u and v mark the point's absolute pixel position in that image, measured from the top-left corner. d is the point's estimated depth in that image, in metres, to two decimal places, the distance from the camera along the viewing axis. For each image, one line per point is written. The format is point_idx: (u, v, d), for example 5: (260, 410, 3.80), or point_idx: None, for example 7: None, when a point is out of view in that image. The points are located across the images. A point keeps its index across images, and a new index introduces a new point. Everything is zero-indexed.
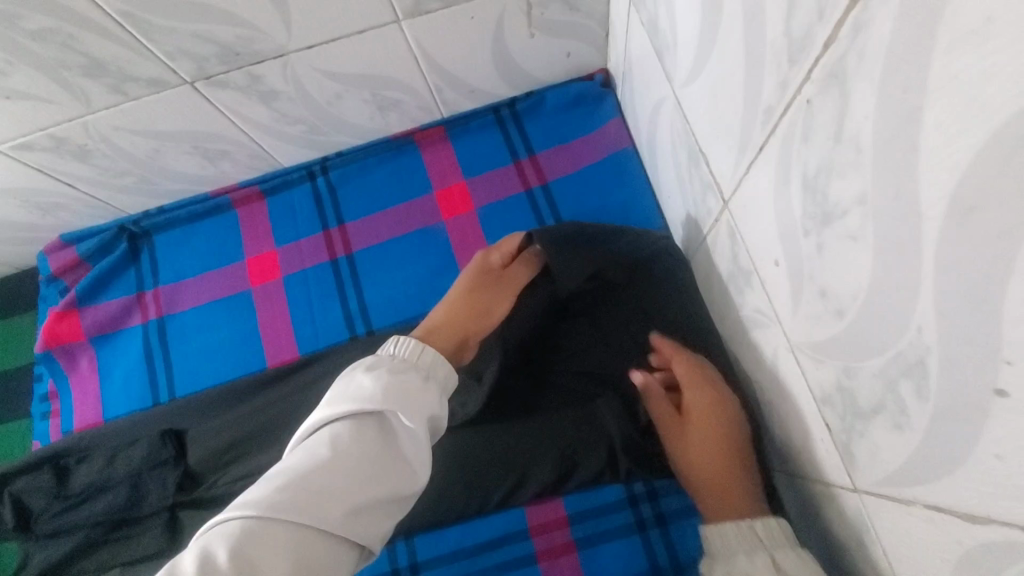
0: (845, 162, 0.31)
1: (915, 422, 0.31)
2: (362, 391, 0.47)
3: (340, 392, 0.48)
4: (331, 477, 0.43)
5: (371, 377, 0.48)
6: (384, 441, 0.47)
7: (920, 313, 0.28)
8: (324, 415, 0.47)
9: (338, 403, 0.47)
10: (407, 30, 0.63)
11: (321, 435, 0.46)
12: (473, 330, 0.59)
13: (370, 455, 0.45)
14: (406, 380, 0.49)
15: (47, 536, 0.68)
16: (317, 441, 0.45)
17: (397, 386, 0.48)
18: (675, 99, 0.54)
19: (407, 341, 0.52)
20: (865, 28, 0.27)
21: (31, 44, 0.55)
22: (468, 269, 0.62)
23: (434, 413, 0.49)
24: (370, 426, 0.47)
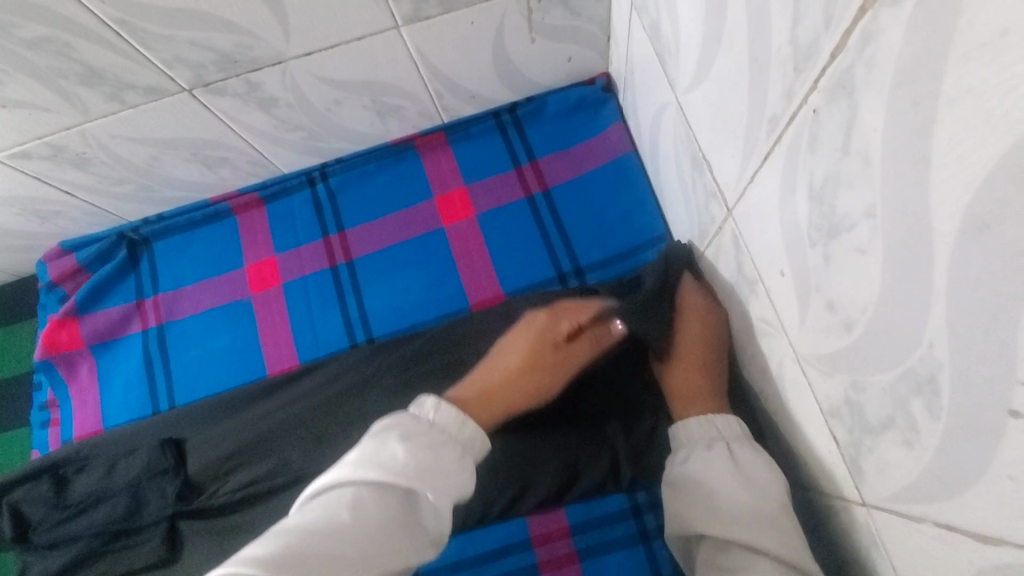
0: (853, 174, 0.30)
1: (925, 438, 0.31)
2: (393, 462, 0.44)
3: (370, 453, 0.45)
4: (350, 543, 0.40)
5: (407, 450, 0.45)
6: (405, 513, 0.44)
7: (931, 329, 0.28)
8: (350, 475, 0.44)
9: (363, 465, 0.44)
10: (407, 37, 0.62)
11: (340, 499, 0.43)
12: (525, 410, 0.56)
13: (391, 525, 0.43)
14: (441, 454, 0.46)
15: (46, 546, 0.67)
16: (334, 503, 0.43)
17: (433, 462, 0.45)
18: (678, 104, 0.53)
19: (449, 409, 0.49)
20: (874, 38, 0.26)
21: (27, 53, 0.55)
22: (530, 335, 0.58)
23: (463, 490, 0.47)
24: (396, 496, 0.44)
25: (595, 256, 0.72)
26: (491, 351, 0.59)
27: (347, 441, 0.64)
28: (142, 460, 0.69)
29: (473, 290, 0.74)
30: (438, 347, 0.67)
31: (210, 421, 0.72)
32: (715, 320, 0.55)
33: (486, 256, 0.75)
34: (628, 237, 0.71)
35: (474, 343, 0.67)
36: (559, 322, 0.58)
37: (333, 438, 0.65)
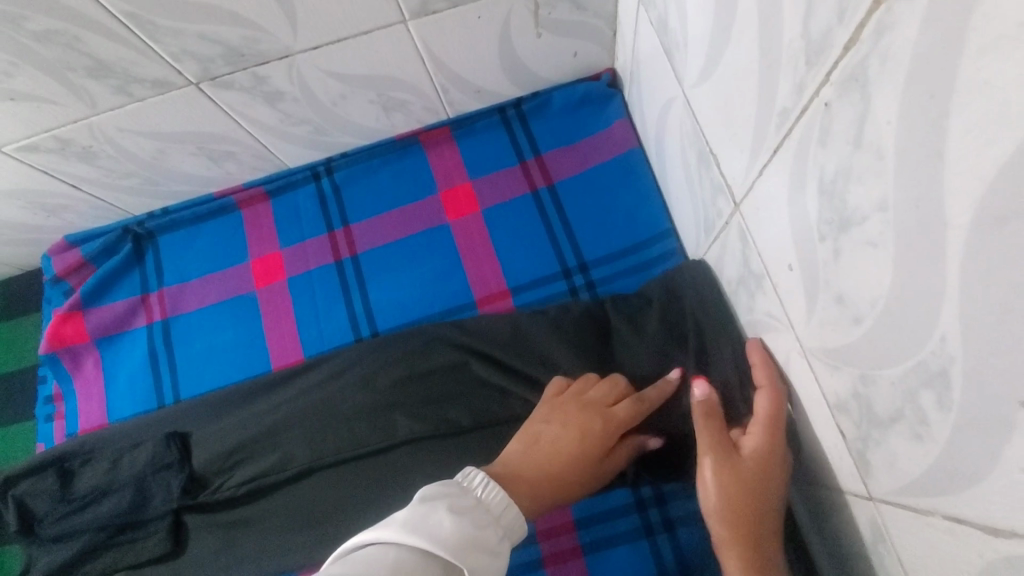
0: (865, 167, 0.30)
1: (935, 432, 0.31)
2: (438, 532, 0.41)
3: (416, 519, 0.42)
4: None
5: (453, 524, 0.42)
6: None
7: (943, 321, 0.28)
8: (395, 536, 0.41)
9: (409, 528, 0.41)
10: (414, 31, 0.62)
11: (383, 558, 0.40)
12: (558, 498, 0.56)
13: None
14: (483, 536, 0.43)
15: (51, 539, 0.68)
16: (377, 561, 0.39)
17: (474, 539, 0.42)
18: (686, 99, 0.53)
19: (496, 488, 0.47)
20: (889, 30, 0.26)
21: (34, 45, 0.55)
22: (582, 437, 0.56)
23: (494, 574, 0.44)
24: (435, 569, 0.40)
25: (601, 253, 0.72)
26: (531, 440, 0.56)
27: (349, 434, 0.65)
28: (147, 453, 0.69)
29: (478, 285, 0.75)
30: (439, 338, 0.68)
31: (214, 414, 0.72)
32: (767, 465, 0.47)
33: (491, 252, 0.75)
34: (633, 234, 0.71)
35: (477, 333, 0.67)
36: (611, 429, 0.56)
37: (336, 431, 0.65)
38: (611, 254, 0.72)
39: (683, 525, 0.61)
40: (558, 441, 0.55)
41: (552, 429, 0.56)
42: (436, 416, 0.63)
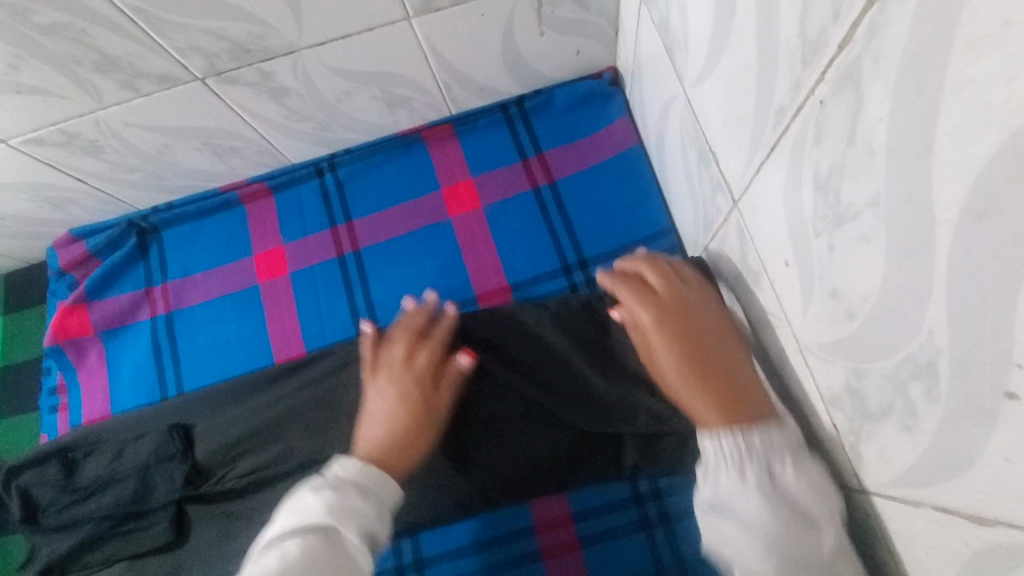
0: (858, 164, 0.31)
1: (923, 423, 0.32)
2: (306, 509, 0.51)
3: (291, 508, 0.52)
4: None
5: (316, 498, 0.52)
6: (330, 550, 0.49)
7: (931, 315, 0.28)
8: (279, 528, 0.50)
9: (287, 516, 0.51)
10: (418, 28, 0.63)
11: (269, 549, 0.49)
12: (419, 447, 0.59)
13: (317, 561, 0.47)
14: (347, 497, 0.52)
15: (54, 529, 0.70)
16: (266, 554, 0.48)
17: (339, 499, 0.52)
18: (685, 98, 0.54)
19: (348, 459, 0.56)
20: (881, 30, 0.26)
21: (42, 39, 0.55)
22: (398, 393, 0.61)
23: (374, 528, 0.52)
24: (315, 535, 0.49)
25: (601, 250, 0.73)
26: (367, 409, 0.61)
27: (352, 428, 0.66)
28: (151, 444, 0.70)
29: (479, 281, 0.75)
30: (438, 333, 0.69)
31: (218, 407, 0.73)
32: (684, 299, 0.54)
33: (492, 248, 0.76)
34: (632, 231, 0.72)
35: (479, 325, 0.68)
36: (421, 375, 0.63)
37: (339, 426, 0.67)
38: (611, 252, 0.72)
39: (679, 518, 0.62)
40: (382, 405, 0.61)
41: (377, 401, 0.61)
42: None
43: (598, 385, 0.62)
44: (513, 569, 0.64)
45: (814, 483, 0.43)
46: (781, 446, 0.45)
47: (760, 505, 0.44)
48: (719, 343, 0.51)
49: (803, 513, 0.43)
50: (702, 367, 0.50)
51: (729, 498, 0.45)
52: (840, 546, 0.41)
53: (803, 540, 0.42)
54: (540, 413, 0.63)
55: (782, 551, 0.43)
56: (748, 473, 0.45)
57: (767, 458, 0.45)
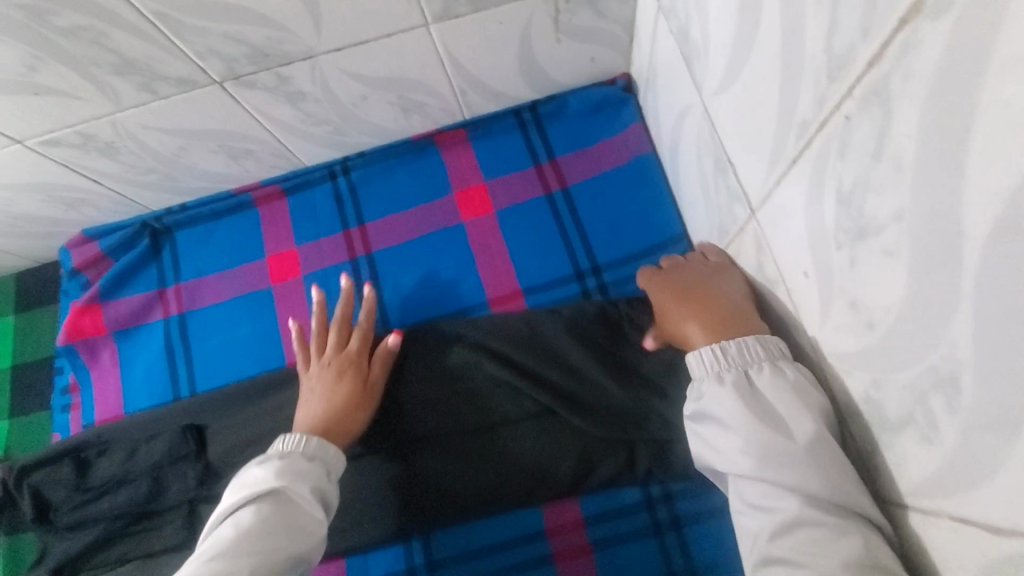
0: (883, 179, 0.31)
1: (944, 436, 0.32)
2: (254, 481, 0.55)
3: (239, 483, 0.56)
4: (236, 548, 0.49)
5: (262, 471, 0.55)
6: (284, 515, 0.53)
7: (956, 329, 0.29)
8: (230, 502, 0.54)
9: (236, 490, 0.55)
10: (435, 34, 0.63)
11: (224, 520, 0.53)
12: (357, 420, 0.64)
13: (272, 526, 0.52)
14: (295, 466, 0.56)
15: (68, 527, 0.71)
16: (223, 524, 0.52)
17: (286, 469, 0.55)
18: (703, 107, 0.54)
19: (290, 436, 0.59)
20: (912, 49, 0.27)
21: (63, 41, 0.56)
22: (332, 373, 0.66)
23: (323, 488, 0.56)
24: (266, 504, 0.53)
25: (613, 256, 0.74)
26: (305, 393, 0.66)
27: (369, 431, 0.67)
28: (163, 445, 0.71)
29: (491, 286, 0.76)
30: (453, 337, 0.69)
31: (230, 408, 0.73)
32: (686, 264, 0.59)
33: (504, 253, 0.77)
34: (645, 237, 0.73)
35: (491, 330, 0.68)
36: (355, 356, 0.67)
37: None
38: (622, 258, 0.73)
39: (691, 524, 0.62)
40: (319, 386, 0.65)
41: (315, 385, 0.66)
42: (450, 414, 0.65)
43: (610, 390, 0.62)
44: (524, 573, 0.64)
45: (788, 384, 0.43)
46: (760, 355, 0.46)
47: (737, 406, 0.44)
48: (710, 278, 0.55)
49: (780, 413, 0.43)
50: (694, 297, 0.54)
51: (710, 407, 0.46)
52: (819, 434, 0.41)
53: (781, 438, 0.42)
54: (553, 418, 0.64)
55: (764, 450, 0.42)
56: (726, 377, 0.46)
57: (744, 364, 0.46)
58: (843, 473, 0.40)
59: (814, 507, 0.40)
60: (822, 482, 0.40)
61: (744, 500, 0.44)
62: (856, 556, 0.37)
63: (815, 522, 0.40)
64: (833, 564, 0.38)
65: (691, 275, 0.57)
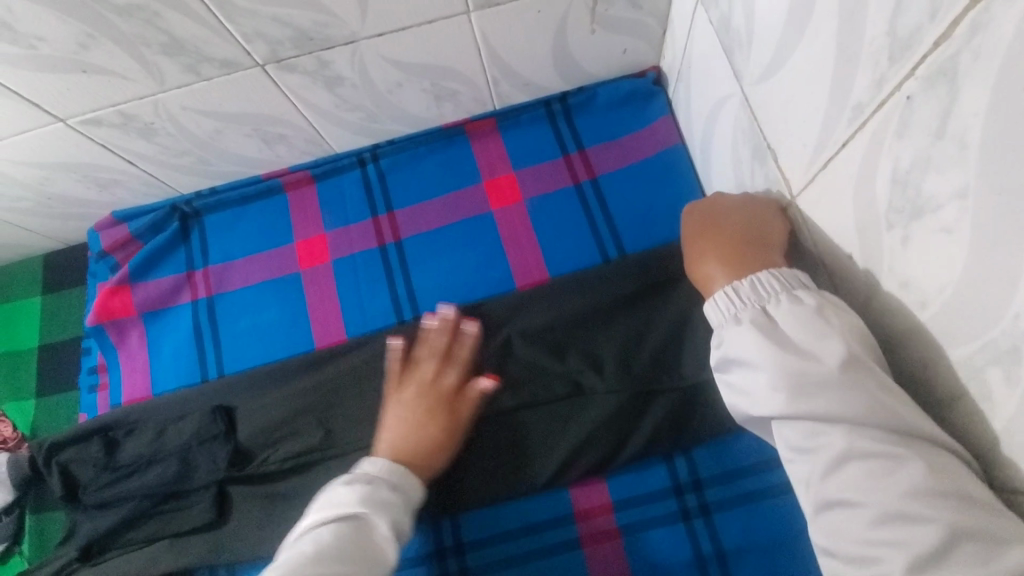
0: (946, 158, 0.32)
1: (1001, 407, 0.33)
2: (340, 501, 0.54)
3: (323, 501, 0.55)
4: (312, 567, 0.48)
5: (350, 492, 0.54)
6: (362, 542, 0.52)
7: (1019, 302, 0.30)
8: (313, 519, 0.53)
9: (321, 508, 0.54)
10: (475, 22, 0.64)
11: (304, 536, 0.52)
12: (439, 453, 0.62)
13: (348, 551, 0.50)
14: (381, 493, 0.55)
15: (96, 506, 0.72)
16: (302, 539, 0.52)
17: (373, 494, 0.54)
18: (742, 96, 0.55)
19: (380, 461, 0.58)
20: (984, 28, 0.28)
21: (115, 20, 0.56)
22: (424, 405, 0.63)
23: (401, 520, 0.55)
24: (347, 526, 0.52)
25: (642, 245, 0.74)
26: (389, 420, 0.63)
27: None
28: (192, 425, 0.72)
29: (519, 273, 0.76)
30: (480, 322, 0.71)
31: (258, 389, 0.74)
32: (715, 200, 0.56)
33: (533, 242, 0.77)
34: (673, 227, 0.74)
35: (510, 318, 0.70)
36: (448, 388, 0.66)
37: None
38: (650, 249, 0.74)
39: (719, 509, 0.63)
40: (409, 416, 0.63)
41: (406, 410, 0.63)
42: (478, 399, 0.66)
43: (637, 368, 0.64)
44: (551, 557, 0.65)
45: (808, 311, 0.41)
46: (776, 289, 0.44)
47: (759, 342, 0.42)
48: (731, 213, 0.52)
49: (802, 342, 0.41)
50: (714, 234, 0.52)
51: (733, 352, 0.43)
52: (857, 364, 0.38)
53: (810, 363, 0.40)
54: (581, 400, 0.65)
55: (795, 381, 0.40)
56: (743, 317, 0.44)
57: (760, 301, 0.44)
58: (889, 396, 0.37)
59: (863, 434, 0.38)
60: (869, 404, 0.37)
61: (785, 444, 0.41)
62: (922, 483, 0.35)
63: (873, 448, 0.37)
64: (892, 496, 0.36)
65: (714, 211, 0.54)
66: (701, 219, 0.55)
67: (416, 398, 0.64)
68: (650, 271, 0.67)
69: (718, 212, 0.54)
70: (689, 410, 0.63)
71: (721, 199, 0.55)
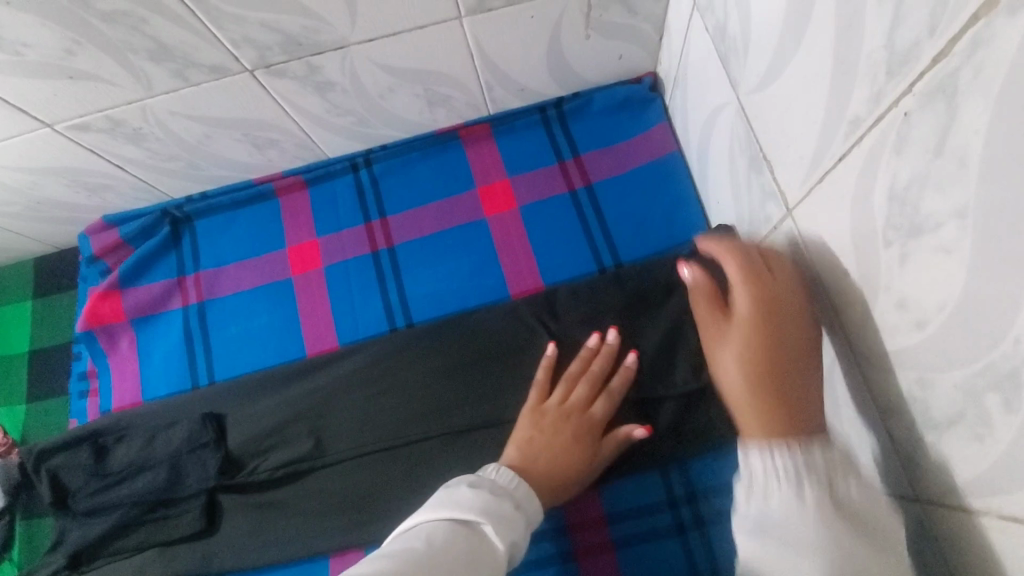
0: (945, 176, 0.31)
1: (998, 433, 0.31)
2: (462, 501, 0.51)
3: (444, 499, 0.52)
4: (432, 560, 0.45)
5: (474, 495, 0.52)
6: (478, 549, 0.48)
7: (1019, 326, 0.28)
8: (432, 515, 0.50)
9: (441, 505, 0.51)
10: (467, 26, 0.63)
11: (417, 530, 0.49)
12: (568, 484, 0.60)
13: (466, 555, 0.47)
14: (503, 504, 0.52)
15: (85, 514, 0.71)
16: (414, 534, 0.48)
17: (495, 504, 0.52)
18: (738, 105, 0.54)
19: (506, 471, 0.56)
20: (985, 44, 0.27)
21: (100, 26, 0.55)
22: (567, 437, 0.60)
23: (518, 541, 0.52)
24: (464, 530, 0.49)
25: (638, 253, 0.73)
26: (530, 439, 0.60)
27: (387, 424, 0.67)
28: (183, 433, 0.70)
29: (514, 282, 0.75)
30: (472, 330, 0.70)
31: (248, 397, 0.73)
32: (785, 305, 0.46)
33: (528, 249, 0.76)
34: (670, 236, 0.73)
35: (499, 328, 0.69)
36: (596, 420, 0.61)
37: (375, 423, 0.67)
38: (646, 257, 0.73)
39: (715, 523, 0.62)
40: (549, 444, 0.59)
41: (545, 437, 0.60)
42: (472, 410, 0.66)
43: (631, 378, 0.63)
44: (543, 570, 0.64)
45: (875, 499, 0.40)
46: (843, 468, 0.41)
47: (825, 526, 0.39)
48: (793, 347, 0.45)
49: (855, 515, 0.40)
50: (769, 370, 0.45)
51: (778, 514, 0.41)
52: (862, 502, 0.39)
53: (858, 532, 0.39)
54: None
55: None
56: (805, 491, 0.41)
57: (828, 477, 0.41)
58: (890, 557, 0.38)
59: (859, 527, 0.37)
60: None
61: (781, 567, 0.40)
62: None
63: None
64: None
65: (779, 329, 0.45)
66: (761, 334, 0.46)
67: (562, 425, 0.60)
68: (645, 282, 0.66)
69: (781, 333, 0.45)
70: (682, 422, 0.61)
71: (790, 305, 0.46)
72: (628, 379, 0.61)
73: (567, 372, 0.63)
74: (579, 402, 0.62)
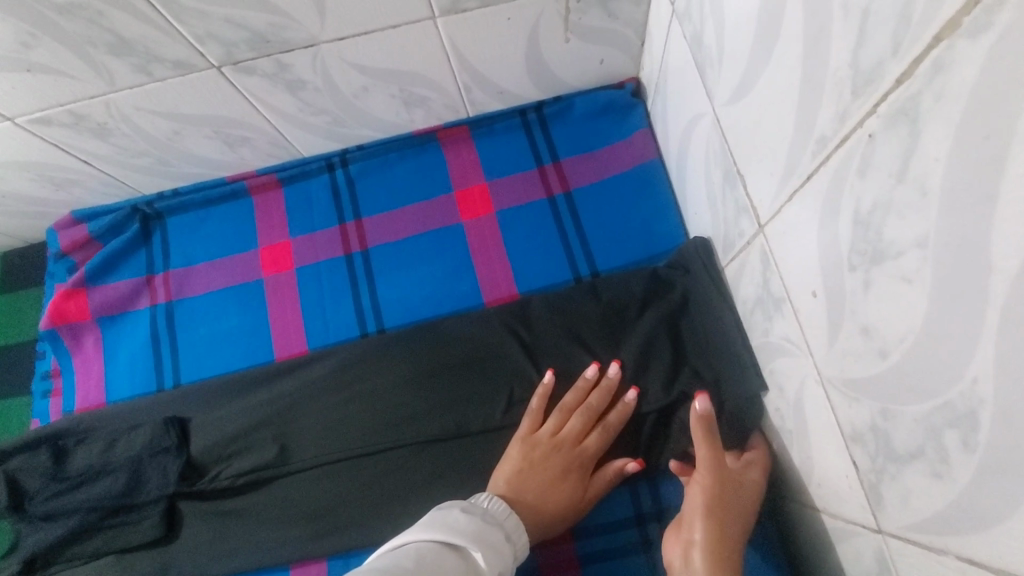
0: (907, 204, 0.30)
1: (956, 472, 0.30)
2: (456, 525, 0.51)
3: (436, 520, 0.52)
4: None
5: (468, 522, 0.51)
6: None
7: (978, 363, 0.27)
8: (422, 535, 0.50)
9: (431, 527, 0.51)
10: (442, 28, 0.61)
11: (406, 549, 0.48)
12: (561, 519, 0.59)
13: None
14: (494, 536, 0.52)
15: (40, 518, 0.69)
16: (402, 552, 0.48)
17: (486, 533, 0.51)
18: (714, 116, 0.53)
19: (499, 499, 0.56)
20: (947, 68, 0.25)
21: (57, 18, 0.54)
22: (558, 470, 0.59)
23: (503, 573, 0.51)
24: (452, 557, 0.49)
25: (616, 263, 0.72)
26: (522, 472, 0.59)
27: (353, 431, 0.65)
28: (144, 436, 0.69)
29: (488, 289, 0.74)
30: (443, 337, 0.68)
31: (215, 401, 0.71)
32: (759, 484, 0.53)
33: (503, 256, 0.75)
34: (648, 246, 0.71)
35: (471, 336, 0.67)
36: (588, 455, 0.60)
37: (340, 430, 0.66)
38: (623, 267, 0.71)
39: None
40: (540, 478, 0.59)
41: (535, 468, 0.59)
42: (441, 420, 0.64)
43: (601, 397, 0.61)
44: None
45: None
46: None
47: None
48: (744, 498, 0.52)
49: None
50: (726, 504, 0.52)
51: None
52: None
53: None
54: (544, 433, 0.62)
55: None
56: None
57: None
58: None
59: None
60: None
61: None
62: None
63: None
64: None
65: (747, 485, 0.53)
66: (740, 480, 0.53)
67: (552, 457, 0.59)
68: (620, 293, 0.65)
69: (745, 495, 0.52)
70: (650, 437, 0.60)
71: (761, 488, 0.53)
72: (624, 414, 0.59)
73: (563, 403, 0.61)
74: (571, 434, 0.60)
